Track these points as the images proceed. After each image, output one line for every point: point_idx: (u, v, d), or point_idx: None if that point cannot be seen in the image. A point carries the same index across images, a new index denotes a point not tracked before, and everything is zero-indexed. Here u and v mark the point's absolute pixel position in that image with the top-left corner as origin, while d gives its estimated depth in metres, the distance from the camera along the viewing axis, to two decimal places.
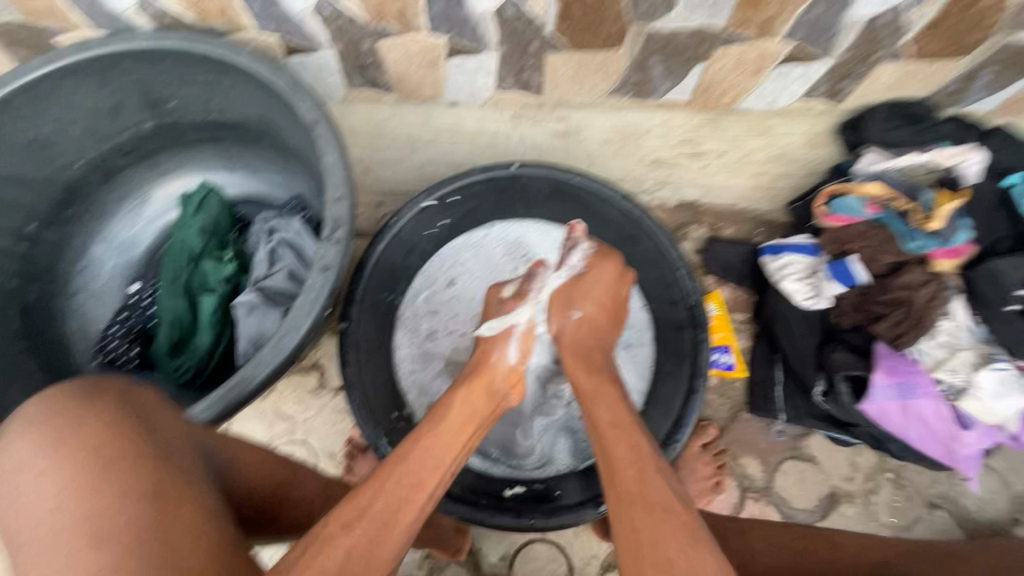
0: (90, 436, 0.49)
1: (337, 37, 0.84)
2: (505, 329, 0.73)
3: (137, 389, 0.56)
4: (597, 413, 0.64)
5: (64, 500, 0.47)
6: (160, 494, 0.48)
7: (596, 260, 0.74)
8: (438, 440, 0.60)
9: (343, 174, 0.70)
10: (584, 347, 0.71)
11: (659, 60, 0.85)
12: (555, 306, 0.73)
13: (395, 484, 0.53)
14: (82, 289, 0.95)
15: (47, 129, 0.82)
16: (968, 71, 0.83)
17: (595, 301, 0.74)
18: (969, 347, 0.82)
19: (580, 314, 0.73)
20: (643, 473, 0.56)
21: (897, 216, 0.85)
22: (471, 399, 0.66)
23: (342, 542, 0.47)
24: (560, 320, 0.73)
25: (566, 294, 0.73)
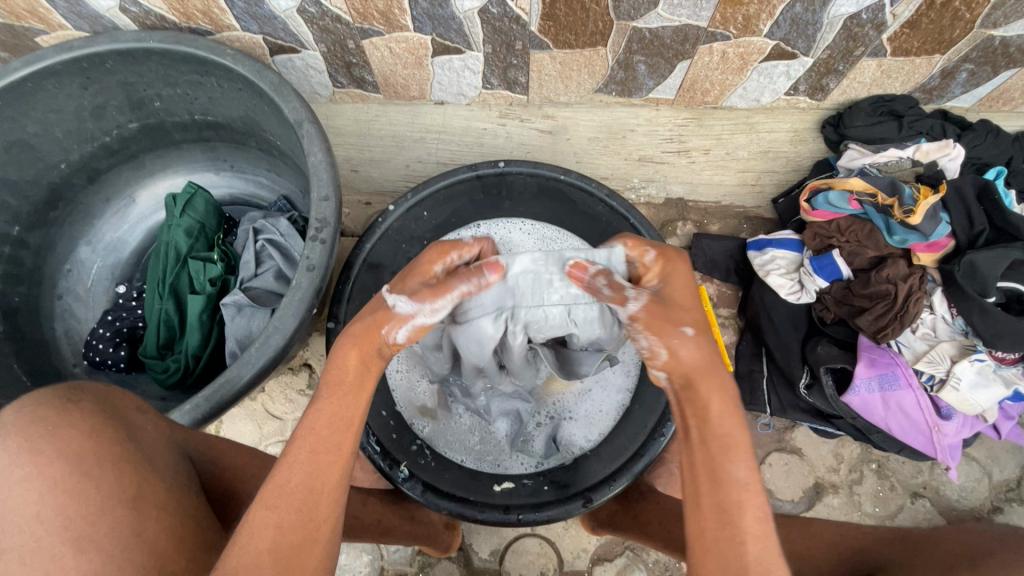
0: (69, 442, 0.49)
1: (323, 37, 0.84)
2: (408, 313, 0.55)
3: (112, 391, 0.56)
4: (733, 469, 0.48)
5: (48, 505, 0.47)
6: (141, 499, 0.49)
7: (665, 266, 0.57)
8: (339, 405, 0.54)
9: (328, 174, 0.70)
10: (710, 373, 0.51)
11: (643, 59, 0.86)
12: (657, 329, 0.53)
13: (308, 456, 0.51)
14: (69, 291, 0.94)
15: (30, 130, 0.81)
16: (947, 67, 0.84)
17: (693, 311, 0.54)
18: (948, 339, 0.83)
19: (691, 331, 0.52)
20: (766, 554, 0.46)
21: (880, 211, 0.86)
22: (367, 360, 0.56)
23: (267, 521, 0.48)
24: (670, 340, 0.52)
25: (662, 309, 0.53)
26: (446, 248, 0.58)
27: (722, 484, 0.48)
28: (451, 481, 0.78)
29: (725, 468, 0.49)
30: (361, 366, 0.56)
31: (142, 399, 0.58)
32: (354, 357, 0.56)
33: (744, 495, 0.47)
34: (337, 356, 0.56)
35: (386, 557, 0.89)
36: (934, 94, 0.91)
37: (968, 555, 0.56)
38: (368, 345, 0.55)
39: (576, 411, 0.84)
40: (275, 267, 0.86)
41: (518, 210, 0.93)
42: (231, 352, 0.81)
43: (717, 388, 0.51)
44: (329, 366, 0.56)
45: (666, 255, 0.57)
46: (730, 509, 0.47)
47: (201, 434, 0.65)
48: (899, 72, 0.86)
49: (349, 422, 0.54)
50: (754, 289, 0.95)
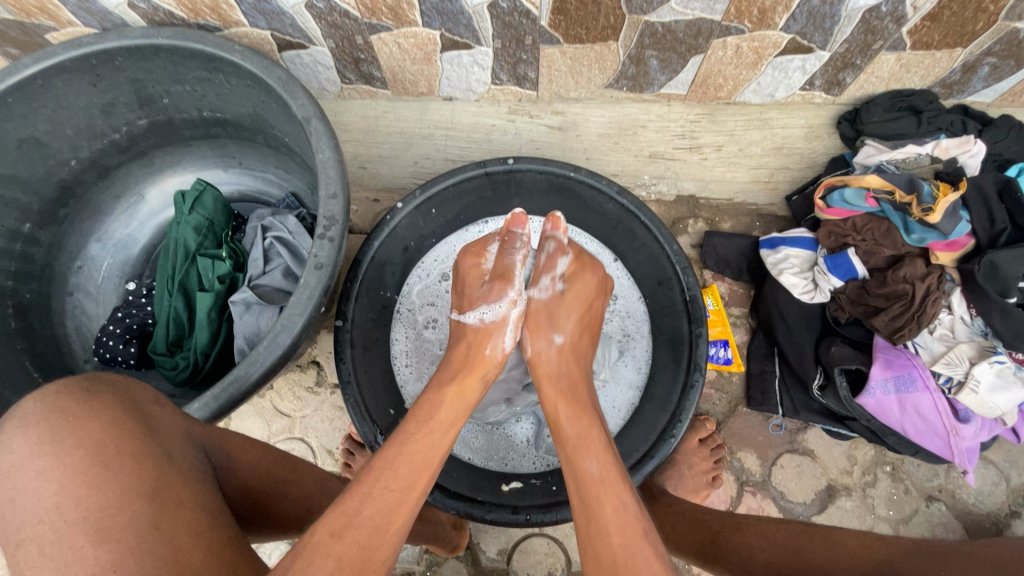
0: (90, 434, 0.49)
1: (331, 32, 0.83)
2: (497, 317, 0.72)
3: (132, 385, 0.56)
4: (584, 465, 0.58)
5: (66, 497, 0.47)
6: (158, 493, 0.49)
7: (578, 273, 0.75)
8: (425, 442, 0.57)
9: (336, 171, 0.70)
10: (564, 375, 0.70)
11: (655, 53, 0.84)
12: (536, 329, 0.73)
13: (384, 489, 0.52)
14: (79, 288, 0.95)
15: (41, 127, 0.81)
16: (969, 61, 0.82)
17: (569, 323, 0.73)
18: (967, 341, 0.82)
19: (559, 339, 0.72)
20: (630, 539, 0.52)
21: (897, 209, 0.83)
22: (461, 394, 0.65)
23: (331, 550, 0.47)
24: (540, 343, 0.72)
25: (547, 316, 0.73)
26: (479, 251, 0.76)
27: (580, 479, 0.58)
28: (460, 480, 0.77)
29: (581, 463, 0.59)
30: (455, 405, 0.63)
31: (158, 394, 0.58)
32: (453, 393, 0.64)
33: (597, 487, 0.56)
34: (431, 402, 0.63)
35: (393, 555, 0.89)
36: (955, 88, 0.89)
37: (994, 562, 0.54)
38: (467, 384, 0.66)
39: None
40: (283, 265, 0.85)
41: (527, 205, 0.92)
42: (240, 349, 0.81)
43: (569, 403, 0.66)
44: (419, 406, 0.62)
45: (584, 264, 0.76)
46: (591, 501, 0.56)
47: (216, 428, 0.63)
48: (919, 66, 0.84)
49: (429, 462, 0.56)
50: (766, 288, 0.93)
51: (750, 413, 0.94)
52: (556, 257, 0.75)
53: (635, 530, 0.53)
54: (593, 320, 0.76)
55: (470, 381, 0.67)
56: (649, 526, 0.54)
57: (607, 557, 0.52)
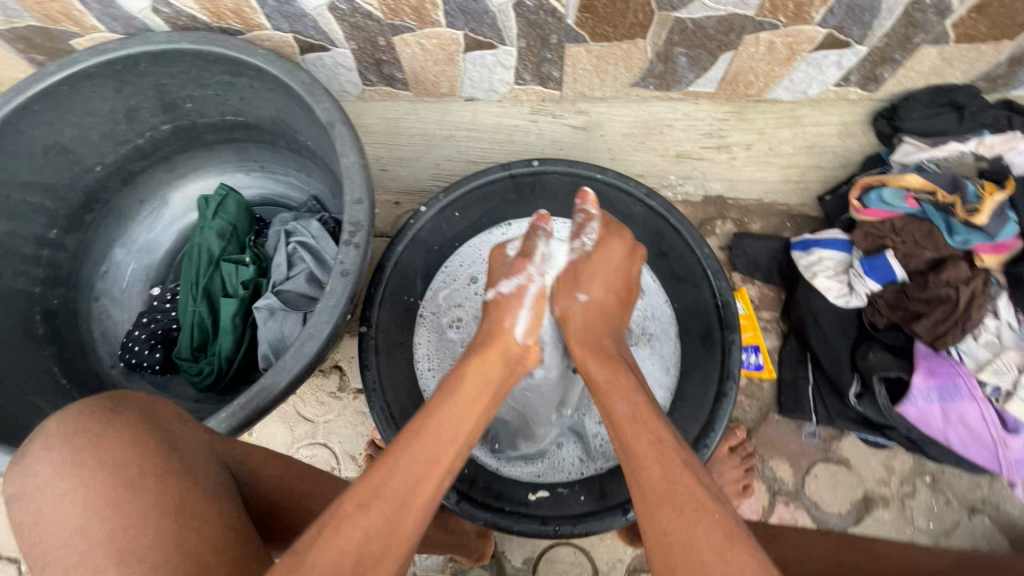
0: (111, 454, 0.49)
1: (353, 34, 0.82)
2: (519, 290, 0.70)
3: (156, 400, 0.55)
4: (615, 406, 0.58)
5: (90, 519, 0.46)
6: (182, 509, 0.48)
7: (607, 237, 0.73)
8: (450, 416, 0.56)
9: (361, 176, 0.69)
10: (590, 331, 0.69)
11: (684, 50, 0.82)
12: (563, 285, 0.72)
13: (416, 465, 0.51)
14: (104, 293, 0.95)
15: (67, 134, 0.82)
16: (1017, 52, 0.78)
17: (598, 281, 0.72)
18: (1014, 348, 0.77)
19: (586, 297, 0.71)
20: (673, 470, 0.51)
21: (939, 210, 0.80)
22: (484, 368, 0.63)
23: (356, 524, 0.46)
24: (564, 301, 0.71)
25: (571, 274, 0.72)
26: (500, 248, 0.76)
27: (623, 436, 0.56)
28: (485, 488, 0.76)
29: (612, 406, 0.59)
30: (480, 377, 0.62)
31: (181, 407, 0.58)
32: (474, 368, 0.62)
33: (630, 424, 0.56)
34: (459, 369, 0.62)
35: (417, 563, 0.87)
36: (1000, 82, 0.85)
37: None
38: (492, 360, 0.64)
39: None
40: (306, 270, 0.84)
41: (553, 209, 0.89)
42: (265, 356, 0.81)
43: (599, 360, 0.65)
44: (443, 382, 0.61)
45: (610, 229, 0.74)
46: (626, 444, 0.55)
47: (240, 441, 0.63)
48: (962, 60, 0.80)
49: (455, 436, 0.55)
50: (799, 291, 0.90)
51: (782, 420, 0.92)
52: (587, 224, 0.73)
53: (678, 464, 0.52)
54: (631, 284, 0.74)
55: (494, 358, 0.64)
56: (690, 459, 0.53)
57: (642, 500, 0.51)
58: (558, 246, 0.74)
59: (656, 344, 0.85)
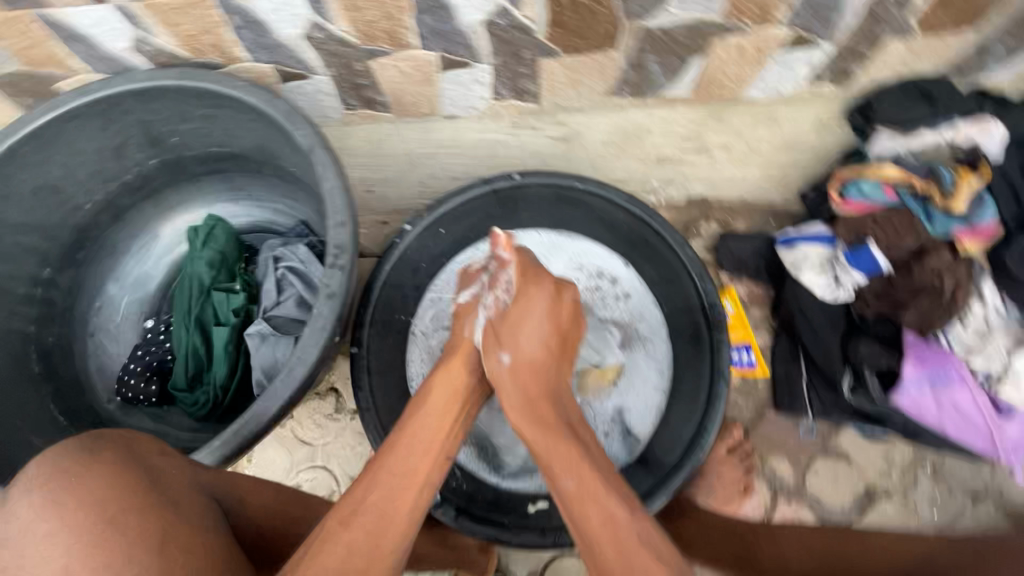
0: (92, 492, 0.49)
1: (331, 61, 0.84)
2: (472, 304, 0.73)
3: (135, 438, 0.57)
4: (561, 452, 0.60)
5: (74, 558, 0.46)
6: (167, 542, 0.49)
7: (527, 284, 0.71)
8: (424, 430, 0.60)
9: (343, 199, 0.70)
10: (521, 393, 0.65)
11: (656, 57, 0.83)
12: (489, 348, 0.68)
13: (394, 478, 0.56)
14: (99, 329, 0.96)
15: (55, 174, 0.83)
16: (982, 40, 0.80)
17: (543, 357, 0.68)
18: (1003, 332, 0.78)
19: (508, 357, 0.67)
20: (625, 551, 0.52)
21: (918, 199, 0.81)
22: (452, 379, 0.67)
23: (341, 539, 0.50)
24: (492, 363, 0.67)
25: (495, 336, 0.68)
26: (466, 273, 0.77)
27: (580, 519, 0.56)
28: (485, 501, 0.76)
29: (557, 486, 0.59)
30: (448, 392, 0.65)
31: (162, 441, 0.59)
32: (443, 379, 0.66)
33: (583, 505, 0.56)
34: (429, 383, 0.66)
35: None
36: (968, 70, 0.86)
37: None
38: (457, 369, 0.68)
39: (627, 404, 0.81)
40: (296, 294, 0.85)
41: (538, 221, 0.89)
42: (258, 381, 0.81)
43: (538, 427, 0.63)
44: (415, 398, 0.65)
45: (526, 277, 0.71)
46: (580, 523, 0.56)
47: (226, 474, 0.63)
48: (929, 50, 0.81)
49: (430, 450, 0.59)
50: (787, 287, 0.90)
51: (778, 417, 0.91)
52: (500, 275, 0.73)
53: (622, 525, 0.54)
54: (563, 338, 0.70)
55: (458, 366, 0.68)
56: (638, 520, 0.55)
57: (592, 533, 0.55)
58: (486, 299, 0.72)
59: (648, 347, 0.84)
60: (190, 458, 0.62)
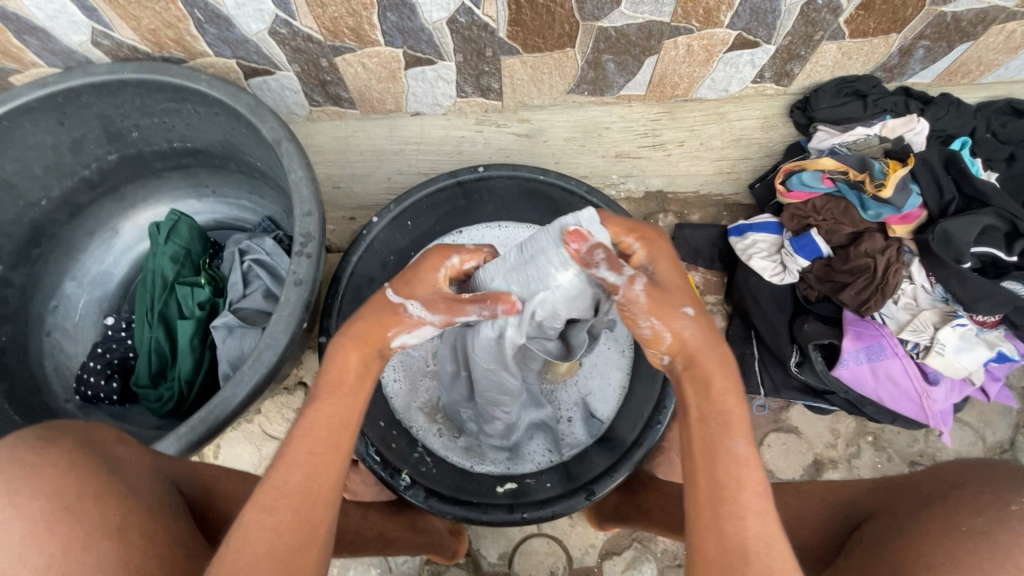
0: (49, 480, 0.49)
1: (296, 56, 0.85)
2: (419, 324, 0.54)
3: (93, 428, 0.56)
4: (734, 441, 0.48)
5: (29, 546, 0.47)
6: (126, 529, 0.49)
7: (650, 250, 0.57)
8: (334, 405, 0.52)
9: (310, 190, 0.71)
10: (710, 353, 0.51)
11: (612, 57, 0.88)
12: (661, 308, 0.52)
13: (308, 457, 0.49)
14: (56, 327, 0.94)
15: (9, 168, 0.82)
16: (905, 44, 0.87)
17: (689, 292, 0.55)
18: (929, 308, 0.85)
19: (691, 311, 0.53)
20: (769, 528, 0.45)
21: (852, 188, 0.88)
22: (363, 350, 0.54)
23: (263, 526, 0.46)
24: (674, 323, 0.52)
25: (660, 292, 0.53)
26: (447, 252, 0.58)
27: (720, 460, 0.47)
28: (454, 485, 0.79)
29: (723, 443, 0.48)
30: (362, 359, 0.54)
31: (122, 432, 0.59)
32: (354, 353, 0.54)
33: (738, 469, 0.47)
34: (340, 346, 0.54)
35: (394, 570, 0.87)
36: (895, 71, 0.94)
37: (937, 490, 0.52)
38: (369, 342, 0.54)
39: (592, 389, 0.86)
40: (262, 287, 0.86)
41: (502, 209, 0.95)
42: (225, 374, 0.81)
43: (701, 374, 0.51)
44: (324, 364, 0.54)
45: (648, 239, 0.57)
46: (727, 483, 0.46)
47: (188, 463, 0.64)
48: (860, 53, 0.89)
49: (346, 422, 0.52)
50: (739, 275, 0.96)
51: None
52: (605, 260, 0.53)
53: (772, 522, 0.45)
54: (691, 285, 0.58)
55: (369, 341, 0.54)
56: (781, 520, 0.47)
57: (734, 542, 0.44)
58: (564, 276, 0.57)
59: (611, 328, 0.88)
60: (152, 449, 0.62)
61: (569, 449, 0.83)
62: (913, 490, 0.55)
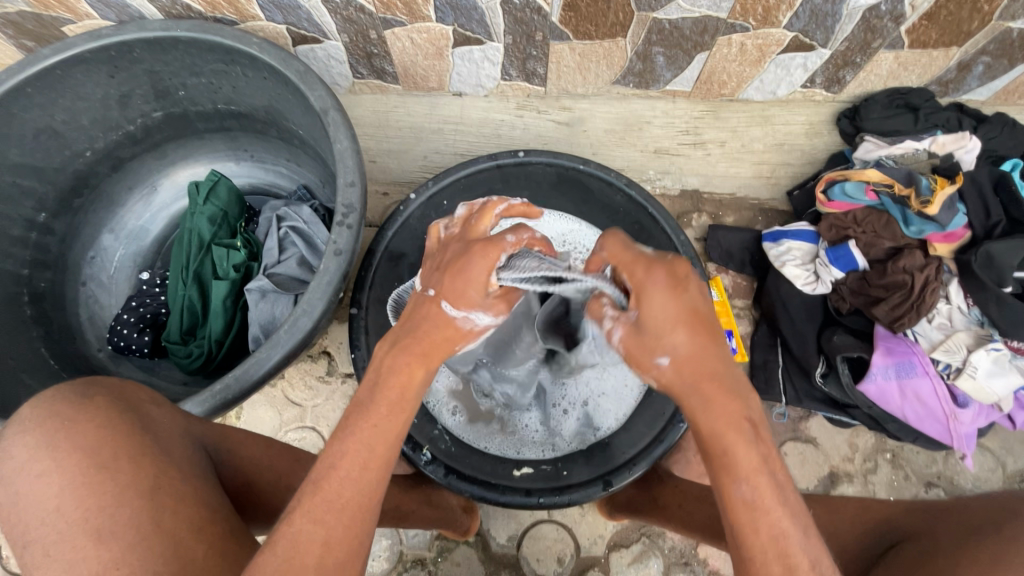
0: (86, 437, 0.51)
1: (346, 27, 0.85)
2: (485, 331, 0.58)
3: (128, 387, 0.58)
4: (733, 487, 0.45)
5: (66, 499, 0.48)
6: (158, 490, 0.50)
7: (637, 281, 0.49)
8: (379, 422, 0.52)
9: (354, 161, 0.71)
10: (692, 392, 0.47)
11: (662, 50, 0.87)
12: (635, 358, 0.49)
13: (358, 471, 0.49)
14: (91, 278, 0.95)
15: (59, 117, 0.83)
16: (965, 59, 0.85)
17: (676, 326, 0.47)
18: (964, 329, 0.84)
19: (667, 357, 0.47)
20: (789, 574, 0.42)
21: (896, 202, 0.87)
22: (414, 367, 0.54)
23: (313, 536, 0.46)
24: (650, 368, 0.48)
25: (638, 340, 0.48)
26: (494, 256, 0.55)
27: (730, 507, 0.45)
28: (472, 464, 0.79)
29: (727, 487, 0.45)
30: (407, 376, 0.54)
31: (156, 393, 0.60)
32: (402, 369, 0.54)
33: (746, 514, 0.44)
34: (391, 364, 0.54)
35: (404, 542, 0.89)
36: (951, 86, 0.92)
37: (985, 522, 0.51)
38: (421, 353, 0.55)
39: (607, 387, 0.85)
40: (297, 254, 0.86)
41: (537, 195, 0.95)
42: (256, 337, 0.82)
43: (695, 412, 0.47)
44: (380, 375, 0.54)
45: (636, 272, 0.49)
46: (740, 530, 0.44)
47: (214, 425, 0.65)
48: (916, 64, 0.87)
49: (395, 438, 0.52)
50: (770, 280, 0.95)
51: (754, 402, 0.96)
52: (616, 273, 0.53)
53: (799, 566, 0.42)
54: (692, 300, 0.47)
55: (418, 356, 0.54)
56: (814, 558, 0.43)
57: None
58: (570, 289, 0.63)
59: None
60: (180, 407, 0.63)
61: (564, 440, 0.83)
62: (956, 517, 0.54)
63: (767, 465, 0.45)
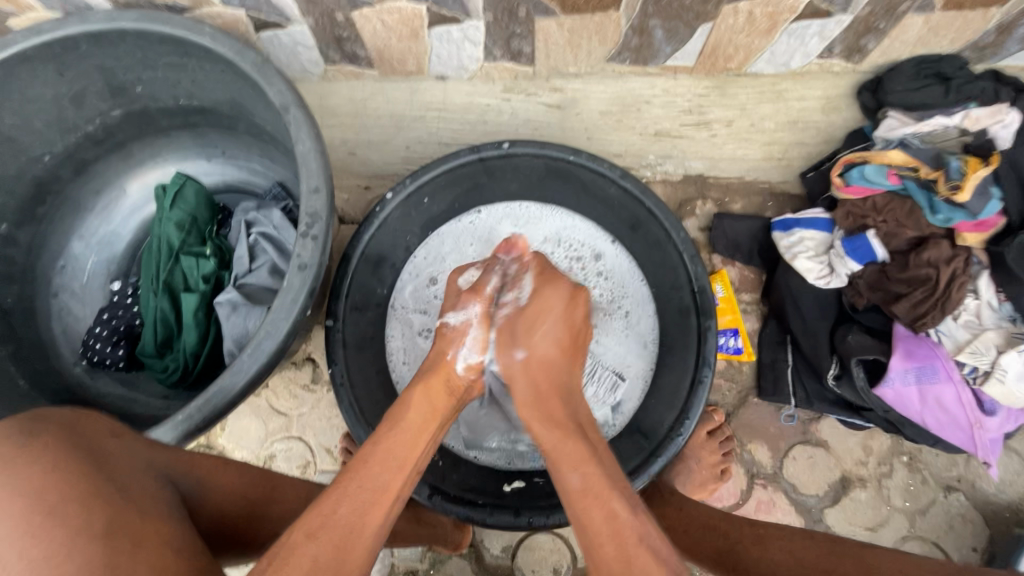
0: (28, 480, 0.46)
1: (310, 8, 0.77)
2: (463, 323, 0.69)
3: (80, 419, 0.54)
4: (568, 481, 0.57)
5: (8, 549, 0.44)
6: (113, 532, 0.46)
7: (540, 286, 0.70)
8: (398, 442, 0.58)
9: (318, 163, 0.65)
10: (533, 390, 0.65)
11: (659, 22, 0.78)
12: (501, 344, 0.68)
13: (355, 490, 0.52)
14: (63, 289, 0.91)
15: (9, 121, 0.77)
16: (1004, 21, 0.76)
17: (552, 330, 0.67)
18: (993, 328, 0.77)
19: (523, 353, 0.67)
20: (625, 549, 0.51)
21: (922, 187, 0.79)
22: (429, 395, 0.63)
23: (303, 552, 0.47)
24: (504, 358, 0.67)
25: (540, 281, 0.71)
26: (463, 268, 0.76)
27: (564, 497, 0.57)
28: (460, 481, 0.75)
29: (562, 478, 0.57)
30: (427, 402, 0.62)
31: (115, 425, 0.57)
32: (420, 395, 0.62)
33: (581, 499, 0.55)
34: (405, 398, 0.62)
35: (396, 554, 0.87)
36: (987, 52, 0.83)
37: None
38: (437, 388, 0.64)
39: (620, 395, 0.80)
40: (269, 262, 0.82)
41: (523, 193, 0.87)
42: (229, 351, 0.78)
43: (546, 422, 0.62)
44: (394, 405, 0.62)
45: (542, 276, 0.71)
46: (581, 518, 0.55)
47: (184, 454, 0.61)
48: (949, 28, 0.78)
49: (401, 464, 0.56)
50: (779, 274, 0.88)
51: (762, 403, 0.91)
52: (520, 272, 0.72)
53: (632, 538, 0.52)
54: (575, 322, 0.69)
55: (439, 384, 0.64)
56: (644, 530, 0.52)
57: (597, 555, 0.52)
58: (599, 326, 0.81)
59: (630, 321, 0.82)
60: (148, 436, 0.60)
61: None
62: None
63: (595, 466, 0.57)
